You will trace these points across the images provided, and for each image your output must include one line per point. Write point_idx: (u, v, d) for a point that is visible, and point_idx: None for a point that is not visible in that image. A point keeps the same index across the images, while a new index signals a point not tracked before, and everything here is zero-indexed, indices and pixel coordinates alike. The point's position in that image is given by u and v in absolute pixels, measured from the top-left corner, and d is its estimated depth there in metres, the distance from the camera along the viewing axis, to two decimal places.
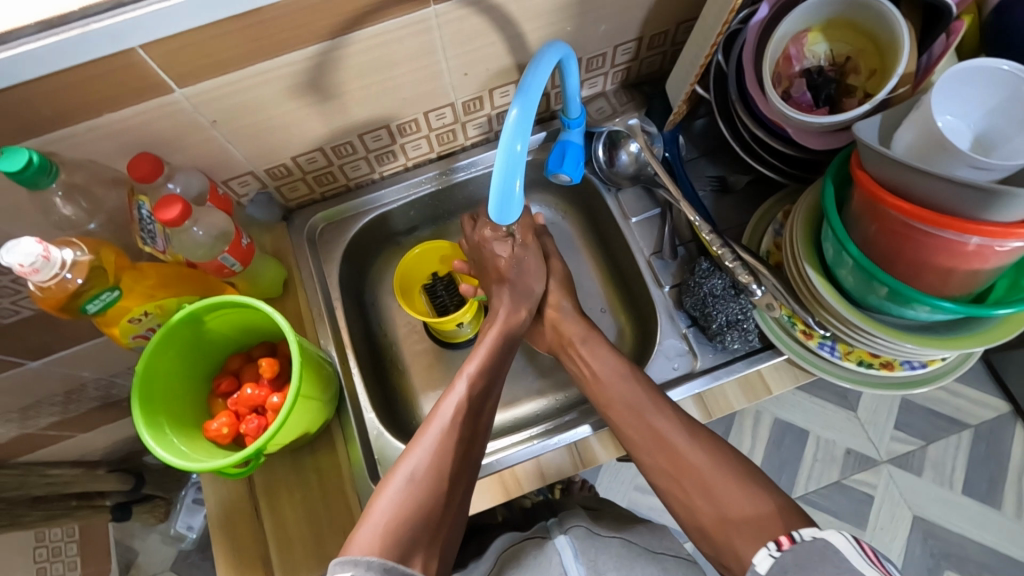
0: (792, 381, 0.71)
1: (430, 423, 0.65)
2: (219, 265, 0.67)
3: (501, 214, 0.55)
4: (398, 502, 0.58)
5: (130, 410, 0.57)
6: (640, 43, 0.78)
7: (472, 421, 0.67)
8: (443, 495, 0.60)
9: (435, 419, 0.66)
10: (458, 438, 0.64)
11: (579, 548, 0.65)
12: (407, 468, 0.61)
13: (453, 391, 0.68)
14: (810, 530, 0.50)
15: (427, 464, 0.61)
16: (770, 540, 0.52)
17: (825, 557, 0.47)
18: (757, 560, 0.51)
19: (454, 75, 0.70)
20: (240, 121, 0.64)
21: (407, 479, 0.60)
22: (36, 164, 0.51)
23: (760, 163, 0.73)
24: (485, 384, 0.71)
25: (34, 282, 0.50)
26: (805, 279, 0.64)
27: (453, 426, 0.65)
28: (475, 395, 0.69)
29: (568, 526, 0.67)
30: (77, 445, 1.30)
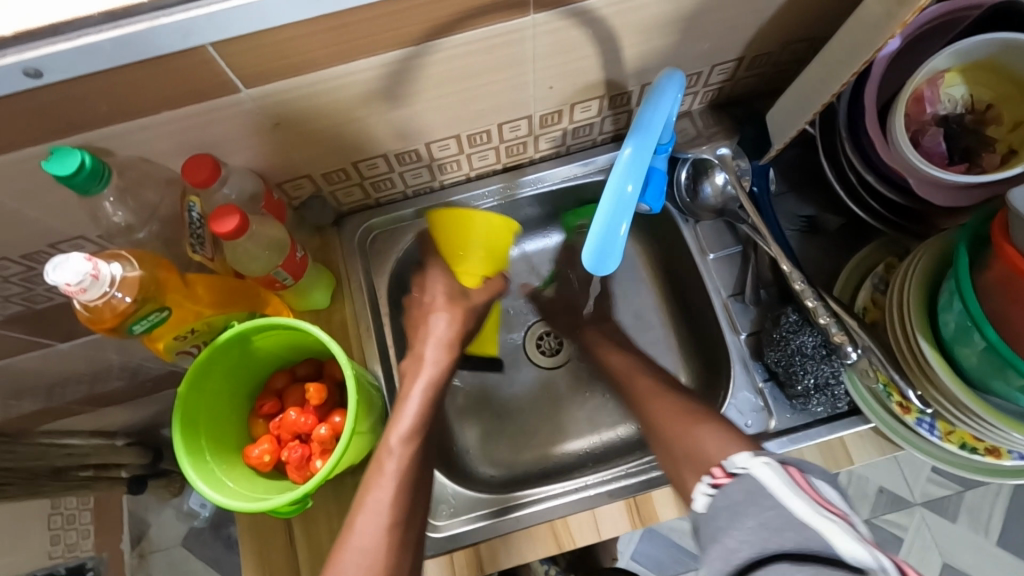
0: (876, 451, 0.66)
1: (368, 497, 0.56)
2: (271, 279, 0.62)
3: (598, 263, 0.49)
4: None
5: (171, 437, 0.53)
6: (739, 64, 0.70)
7: (421, 461, 0.60)
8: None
9: (387, 464, 0.58)
10: (397, 514, 0.56)
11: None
12: (346, 559, 0.53)
13: (391, 456, 0.59)
14: (742, 458, 0.47)
15: (376, 542, 0.54)
16: (707, 476, 0.49)
17: (751, 496, 0.43)
18: (695, 502, 0.48)
19: (539, 88, 0.64)
20: (304, 125, 0.59)
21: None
22: (89, 168, 0.46)
23: (861, 207, 0.67)
24: (425, 441, 0.61)
25: (81, 301, 0.45)
26: (914, 350, 0.58)
27: (397, 506, 0.56)
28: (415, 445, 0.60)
29: None
30: (96, 419, 1.28)
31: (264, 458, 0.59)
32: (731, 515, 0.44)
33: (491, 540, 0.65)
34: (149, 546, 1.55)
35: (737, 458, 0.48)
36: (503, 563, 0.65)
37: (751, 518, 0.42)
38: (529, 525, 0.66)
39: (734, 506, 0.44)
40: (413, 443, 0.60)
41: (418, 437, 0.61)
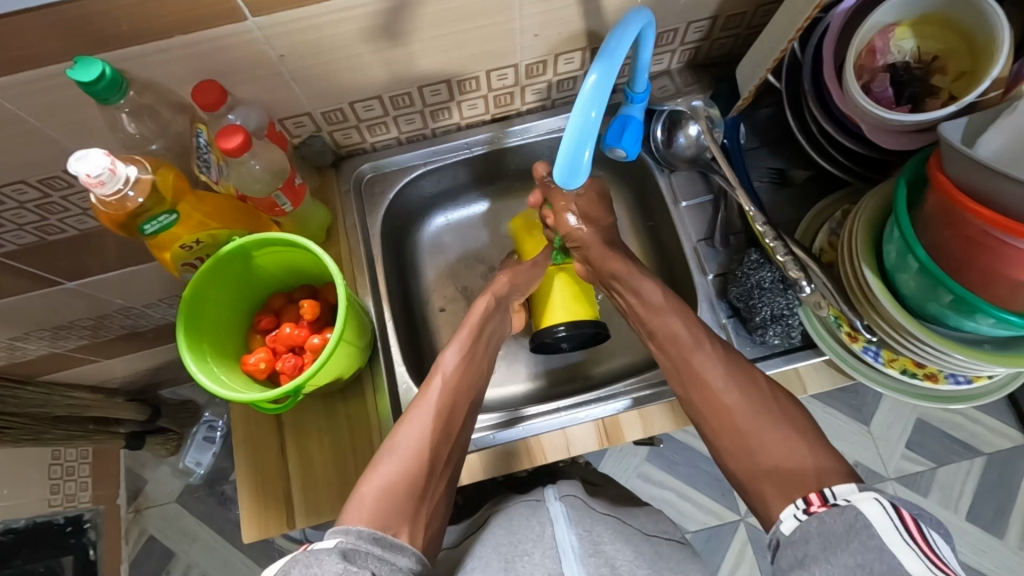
0: (830, 383, 0.70)
1: (423, 396, 0.65)
2: (272, 202, 0.66)
3: (568, 179, 0.55)
4: (395, 474, 0.59)
5: (176, 337, 0.58)
6: (715, 22, 0.75)
7: (466, 392, 0.67)
8: (428, 467, 0.60)
9: (434, 382, 0.67)
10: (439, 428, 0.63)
11: (573, 518, 0.64)
12: (401, 439, 0.62)
13: (439, 371, 0.68)
14: (846, 492, 0.50)
15: (416, 442, 0.61)
16: (800, 501, 0.52)
17: (850, 529, 0.45)
18: (784, 521, 0.51)
19: (525, 36, 0.69)
20: (306, 59, 0.63)
21: (396, 453, 0.61)
22: (109, 78, 0.51)
23: (822, 157, 0.71)
24: (467, 372, 0.69)
25: (98, 194, 0.51)
26: (860, 280, 0.63)
27: (443, 403, 0.65)
28: (459, 375, 0.68)
29: (563, 495, 0.68)
30: (98, 371, 1.31)
31: (261, 366, 0.65)
32: (818, 547, 0.46)
33: (469, 453, 0.70)
34: (145, 502, 1.53)
35: (840, 489, 0.50)
36: (480, 474, 0.70)
37: (848, 554, 0.44)
38: (526, 438, 0.71)
39: (832, 536, 0.46)
40: (457, 373, 0.68)
41: (469, 356, 0.70)
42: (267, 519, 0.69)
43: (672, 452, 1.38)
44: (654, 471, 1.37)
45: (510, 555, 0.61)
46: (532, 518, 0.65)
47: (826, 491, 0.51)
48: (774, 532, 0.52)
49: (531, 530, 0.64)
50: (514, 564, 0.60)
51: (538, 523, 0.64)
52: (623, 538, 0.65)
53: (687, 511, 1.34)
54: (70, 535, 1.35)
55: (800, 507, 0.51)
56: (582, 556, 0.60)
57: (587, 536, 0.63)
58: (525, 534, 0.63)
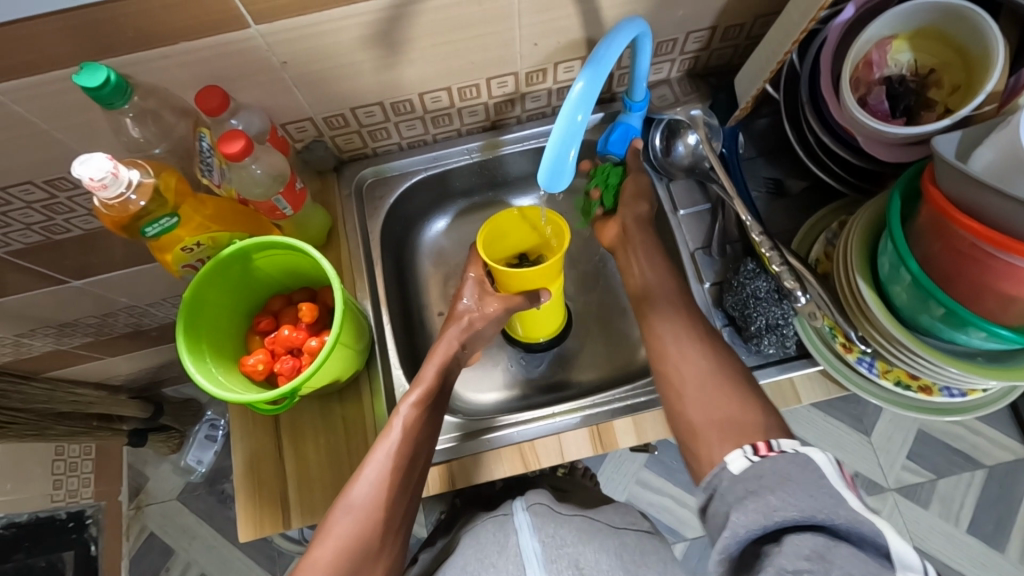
0: (823, 393, 0.71)
1: (379, 447, 0.61)
2: (272, 206, 0.68)
3: (552, 181, 0.56)
4: (347, 535, 0.58)
5: (175, 338, 0.59)
6: (714, 33, 0.76)
7: (425, 440, 0.64)
8: (383, 524, 0.59)
9: (393, 429, 0.62)
10: (395, 485, 0.60)
11: (537, 525, 0.64)
12: (355, 495, 0.59)
13: (398, 419, 0.63)
14: (791, 443, 0.49)
15: (371, 500, 0.59)
16: (747, 446, 0.50)
17: (805, 469, 0.45)
18: (730, 461, 0.50)
19: (524, 45, 0.70)
20: (309, 66, 0.64)
21: (350, 511, 0.59)
22: (114, 84, 0.52)
23: (819, 167, 0.72)
24: (430, 415, 0.65)
25: (101, 198, 0.52)
26: (854, 291, 0.63)
27: (400, 455, 0.61)
28: (419, 421, 0.64)
29: (530, 503, 0.66)
30: (102, 368, 1.33)
31: (258, 368, 0.66)
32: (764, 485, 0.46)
33: (466, 458, 0.71)
34: (146, 499, 1.54)
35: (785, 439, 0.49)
36: (474, 479, 0.70)
37: (807, 490, 0.44)
38: (498, 446, 0.72)
39: (788, 472, 0.45)
40: (419, 418, 0.64)
41: (428, 400, 0.65)
42: (263, 519, 0.69)
43: (670, 459, 1.38)
44: (652, 477, 1.38)
45: (474, 571, 0.62)
46: (497, 531, 0.65)
47: (770, 438, 0.50)
48: (714, 474, 0.50)
49: (497, 543, 0.64)
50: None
51: (501, 535, 0.64)
52: (587, 538, 0.64)
53: (684, 518, 1.34)
54: (71, 530, 1.36)
55: (746, 451, 0.50)
56: (546, 562, 0.60)
57: (551, 542, 0.62)
58: (490, 550, 0.63)
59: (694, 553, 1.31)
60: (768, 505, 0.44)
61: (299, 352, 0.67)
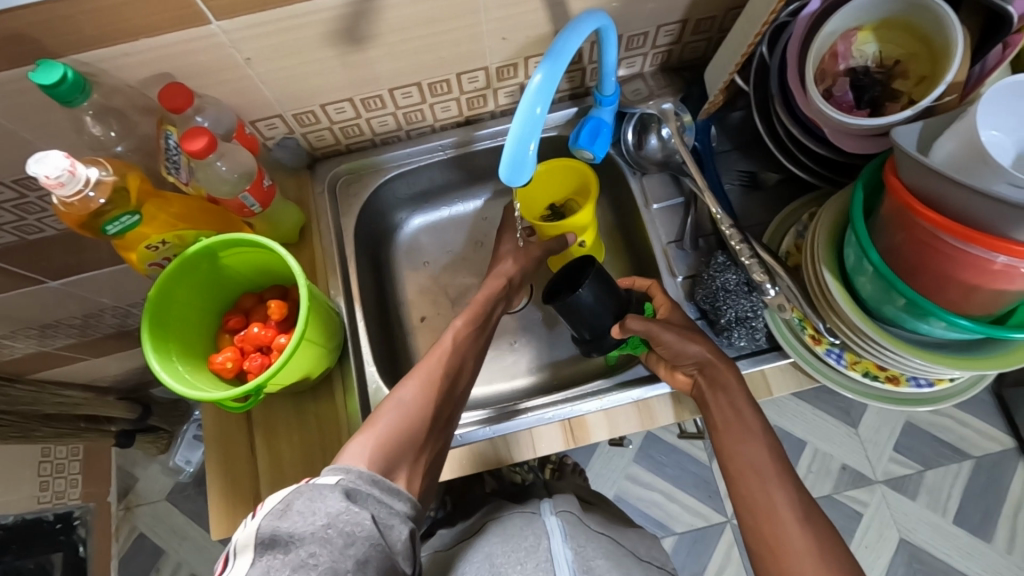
0: (795, 385, 0.70)
1: (429, 356, 0.66)
2: (240, 204, 0.67)
3: (512, 175, 0.55)
4: (393, 425, 0.59)
5: (140, 336, 0.59)
6: (684, 26, 0.76)
7: (465, 360, 0.68)
8: (430, 420, 0.61)
9: (440, 345, 0.68)
10: (444, 386, 0.64)
11: (568, 532, 0.67)
12: (399, 398, 0.61)
13: (446, 336, 0.69)
14: None
15: (415, 397, 0.62)
16: None
17: None
18: None
19: (493, 39, 0.70)
20: (274, 62, 0.64)
21: (396, 408, 0.61)
22: (71, 81, 0.52)
23: (790, 160, 0.72)
24: (478, 333, 0.71)
25: (59, 195, 0.51)
26: (821, 283, 0.63)
27: (443, 367, 0.65)
28: (459, 343, 0.68)
29: (559, 511, 0.69)
30: (88, 369, 1.32)
31: (227, 365, 0.66)
32: None
33: None
34: (136, 500, 1.54)
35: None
36: (447, 474, 0.70)
37: None
38: (472, 442, 0.71)
39: None
40: (460, 342, 0.68)
41: (471, 325, 0.71)
42: (236, 517, 0.70)
43: (657, 454, 1.39)
44: (640, 472, 1.38)
45: (501, 565, 0.64)
46: (526, 528, 0.68)
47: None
48: None
49: (524, 541, 0.66)
50: (504, 573, 0.63)
51: (532, 533, 0.67)
52: (613, 555, 0.66)
53: (673, 512, 1.34)
54: (60, 531, 1.36)
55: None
56: (577, 568, 0.63)
57: (580, 552, 0.65)
58: (519, 544, 0.66)
59: (682, 546, 1.31)
60: None
61: (267, 349, 0.67)
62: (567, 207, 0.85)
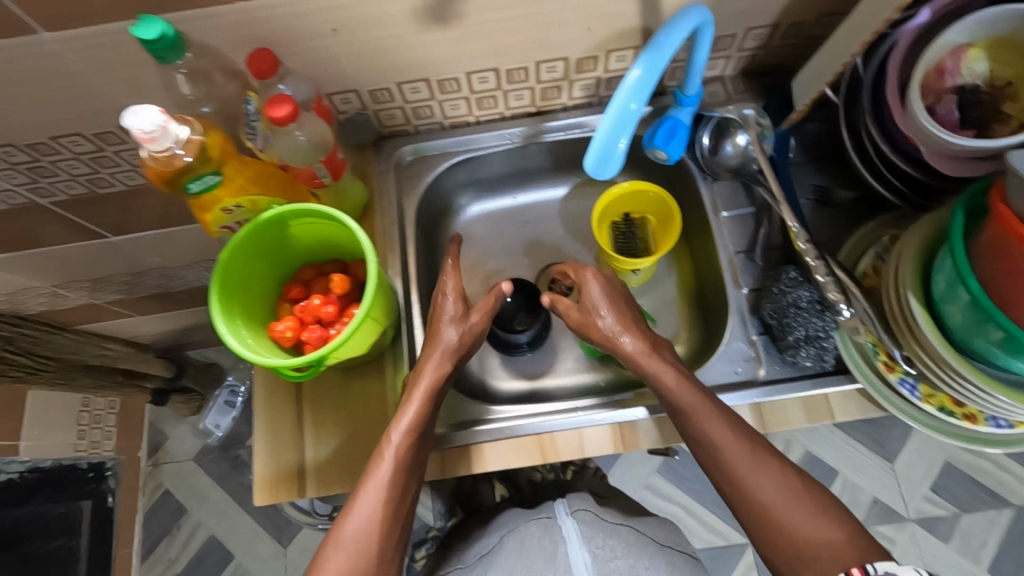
0: (858, 412, 0.68)
1: (370, 478, 0.61)
2: (311, 173, 0.67)
3: (597, 168, 0.55)
4: (339, 569, 0.58)
5: (207, 296, 0.60)
6: (774, 31, 0.73)
7: (416, 460, 0.63)
8: (377, 558, 0.59)
9: (385, 451, 0.61)
10: (389, 501, 0.60)
11: (585, 535, 0.67)
12: (348, 530, 0.59)
13: (387, 453, 0.61)
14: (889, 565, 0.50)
15: (363, 532, 0.59)
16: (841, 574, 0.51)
17: None
18: None
19: (577, 30, 0.68)
20: (359, 36, 0.64)
21: (341, 545, 0.59)
22: (169, 39, 0.52)
23: (876, 179, 0.69)
24: (422, 437, 0.63)
25: (150, 150, 0.51)
26: (904, 308, 0.60)
27: (393, 481, 0.61)
28: (408, 451, 0.62)
29: (575, 510, 0.70)
30: (133, 325, 1.36)
31: (286, 334, 0.66)
32: None
33: (480, 447, 0.70)
34: (164, 457, 1.58)
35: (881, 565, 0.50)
36: (489, 465, 0.70)
37: None
38: (519, 436, 0.70)
39: None
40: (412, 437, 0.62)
41: (416, 426, 0.63)
42: (279, 485, 0.70)
43: (682, 467, 1.36)
44: (663, 484, 1.35)
45: None
46: (544, 536, 0.67)
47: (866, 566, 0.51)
48: None
49: (543, 551, 0.66)
50: None
51: (549, 543, 0.66)
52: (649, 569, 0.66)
53: (692, 528, 1.32)
54: (89, 480, 1.37)
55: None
56: None
57: (600, 554, 0.66)
58: (537, 558, 0.65)
59: None
60: None
61: (325, 322, 0.67)
62: (641, 227, 0.83)
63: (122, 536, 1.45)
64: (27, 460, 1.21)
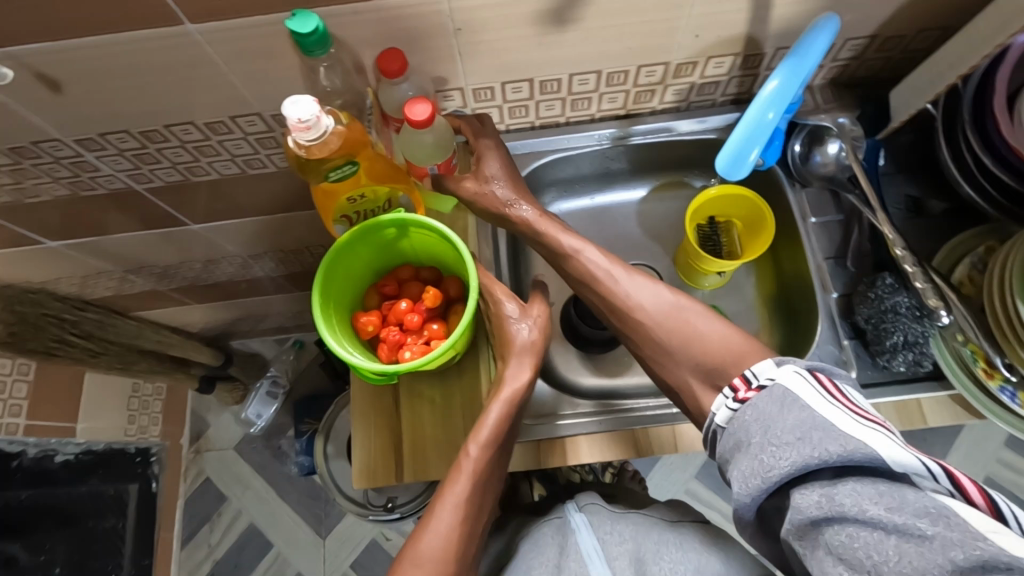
0: (950, 417, 0.70)
1: (448, 492, 0.60)
2: (427, 167, 0.70)
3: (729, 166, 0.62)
4: None
5: (311, 294, 0.62)
6: (872, 42, 0.74)
7: (493, 473, 0.63)
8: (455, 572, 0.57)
9: (464, 464, 0.61)
10: (469, 515, 0.60)
11: (593, 523, 0.68)
12: (425, 545, 0.57)
13: (466, 465, 0.61)
14: (767, 369, 0.54)
15: (442, 545, 0.58)
16: (729, 388, 0.56)
17: (785, 402, 0.50)
18: (718, 412, 0.56)
19: (686, 36, 0.70)
20: (480, 36, 0.66)
21: (420, 563, 0.56)
22: (321, 34, 0.55)
23: (971, 188, 0.70)
24: (500, 452, 0.64)
25: (301, 138, 0.54)
26: (1011, 315, 0.61)
27: (471, 495, 0.61)
28: (486, 463, 0.62)
29: (584, 505, 0.71)
30: (185, 312, 1.35)
31: (367, 328, 0.68)
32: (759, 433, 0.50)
33: (578, 441, 0.72)
34: (206, 445, 1.59)
35: (759, 369, 0.55)
36: (586, 457, 0.72)
37: (791, 419, 0.48)
38: (614, 430, 0.72)
39: (769, 416, 0.50)
40: (491, 450, 0.63)
41: (493, 442, 0.63)
42: (376, 470, 0.72)
43: (724, 473, 1.37)
44: (702, 490, 1.36)
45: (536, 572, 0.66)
46: (555, 533, 0.69)
47: (747, 374, 0.55)
48: (714, 426, 0.56)
49: (557, 544, 0.68)
50: None
51: (558, 537, 0.68)
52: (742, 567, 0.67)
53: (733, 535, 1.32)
54: (138, 464, 1.37)
55: (728, 396, 0.55)
56: (608, 559, 0.64)
57: (611, 539, 0.66)
58: (551, 550, 0.67)
59: None
60: (759, 456, 0.48)
61: (406, 329, 0.68)
62: (727, 231, 0.85)
63: (165, 521, 1.46)
64: (81, 442, 1.20)
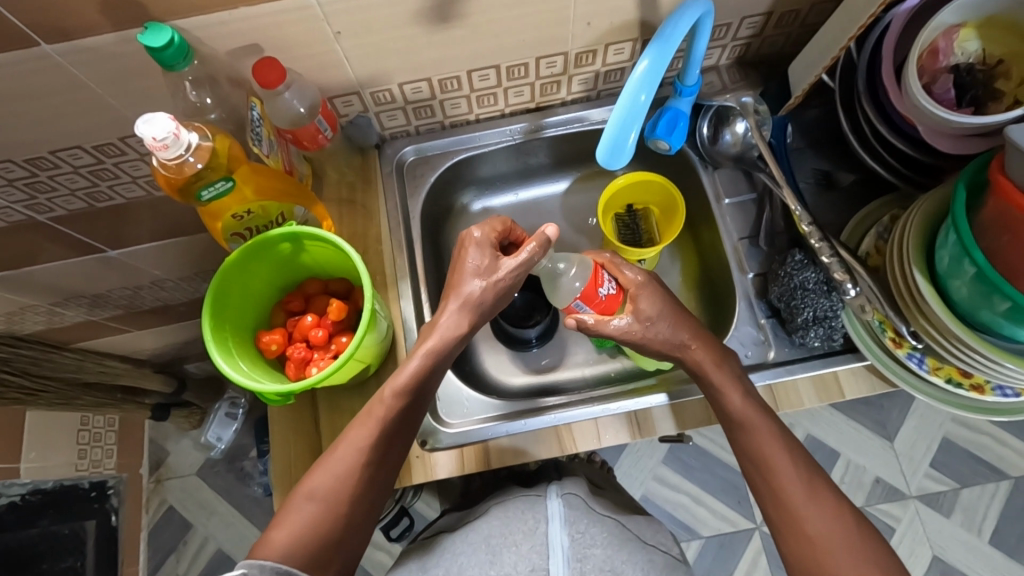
0: (868, 389, 0.69)
1: (348, 434, 0.60)
2: (314, 131, 0.70)
3: (609, 158, 0.60)
4: (307, 521, 0.55)
5: (199, 318, 0.60)
6: (768, 19, 0.74)
7: (407, 423, 0.62)
8: (347, 513, 0.57)
9: (375, 410, 0.61)
10: (371, 463, 0.59)
11: (568, 518, 0.66)
12: (317, 482, 0.57)
13: (376, 410, 0.61)
14: None
15: (333, 484, 0.57)
16: None
17: None
18: None
19: (578, 24, 0.69)
20: (362, 38, 0.64)
21: (313, 498, 0.56)
22: (177, 45, 0.53)
23: (872, 158, 0.70)
24: (416, 403, 0.62)
25: (161, 157, 0.52)
26: (909, 283, 0.61)
27: (378, 439, 0.60)
28: (398, 413, 0.61)
29: (565, 492, 0.69)
30: (127, 342, 1.27)
31: (271, 346, 0.67)
32: None
33: (502, 443, 0.71)
34: (166, 473, 1.55)
35: None
36: (508, 459, 0.70)
37: None
38: (536, 429, 0.71)
39: None
40: (405, 400, 0.61)
41: (412, 393, 0.62)
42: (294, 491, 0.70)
43: (687, 456, 1.37)
44: (671, 475, 1.36)
45: (497, 546, 0.64)
46: (528, 511, 0.67)
47: None
48: None
49: (525, 529, 0.65)
50: (500, 553, 0.63)
51: (533, 518, 0.66)
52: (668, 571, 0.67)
53: (701, 516, 1.33)
54: (93, 500, 1.33)
55: None
56: (570, 559, 0.62)
57: (580, 538, 0.64)
58: (518, 527, 0.65)
59: (709, 552, 1.30)
60: None
61: (313, 344, 0.66)
62: (645, 218, 0.84)
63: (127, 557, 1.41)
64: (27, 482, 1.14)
